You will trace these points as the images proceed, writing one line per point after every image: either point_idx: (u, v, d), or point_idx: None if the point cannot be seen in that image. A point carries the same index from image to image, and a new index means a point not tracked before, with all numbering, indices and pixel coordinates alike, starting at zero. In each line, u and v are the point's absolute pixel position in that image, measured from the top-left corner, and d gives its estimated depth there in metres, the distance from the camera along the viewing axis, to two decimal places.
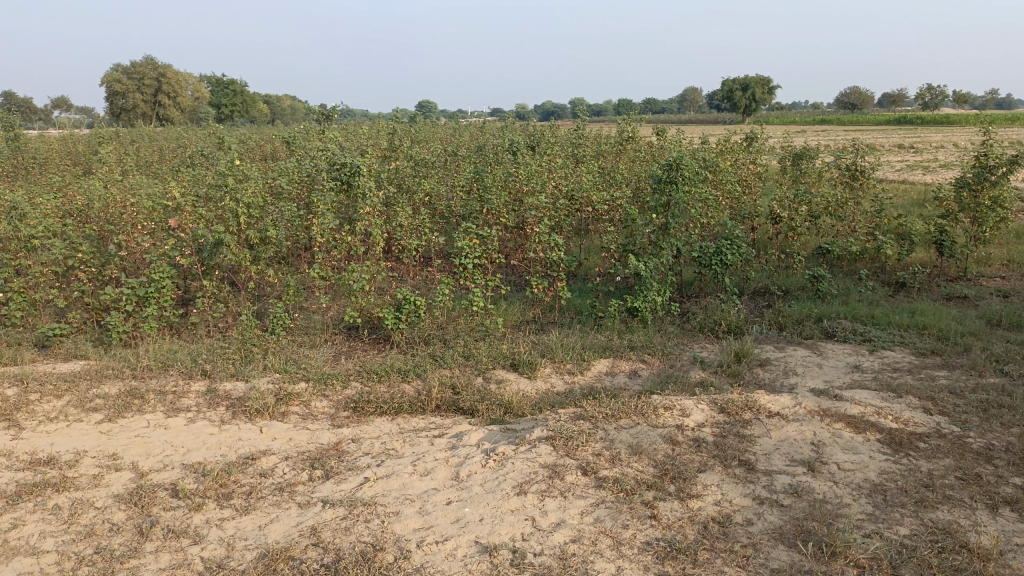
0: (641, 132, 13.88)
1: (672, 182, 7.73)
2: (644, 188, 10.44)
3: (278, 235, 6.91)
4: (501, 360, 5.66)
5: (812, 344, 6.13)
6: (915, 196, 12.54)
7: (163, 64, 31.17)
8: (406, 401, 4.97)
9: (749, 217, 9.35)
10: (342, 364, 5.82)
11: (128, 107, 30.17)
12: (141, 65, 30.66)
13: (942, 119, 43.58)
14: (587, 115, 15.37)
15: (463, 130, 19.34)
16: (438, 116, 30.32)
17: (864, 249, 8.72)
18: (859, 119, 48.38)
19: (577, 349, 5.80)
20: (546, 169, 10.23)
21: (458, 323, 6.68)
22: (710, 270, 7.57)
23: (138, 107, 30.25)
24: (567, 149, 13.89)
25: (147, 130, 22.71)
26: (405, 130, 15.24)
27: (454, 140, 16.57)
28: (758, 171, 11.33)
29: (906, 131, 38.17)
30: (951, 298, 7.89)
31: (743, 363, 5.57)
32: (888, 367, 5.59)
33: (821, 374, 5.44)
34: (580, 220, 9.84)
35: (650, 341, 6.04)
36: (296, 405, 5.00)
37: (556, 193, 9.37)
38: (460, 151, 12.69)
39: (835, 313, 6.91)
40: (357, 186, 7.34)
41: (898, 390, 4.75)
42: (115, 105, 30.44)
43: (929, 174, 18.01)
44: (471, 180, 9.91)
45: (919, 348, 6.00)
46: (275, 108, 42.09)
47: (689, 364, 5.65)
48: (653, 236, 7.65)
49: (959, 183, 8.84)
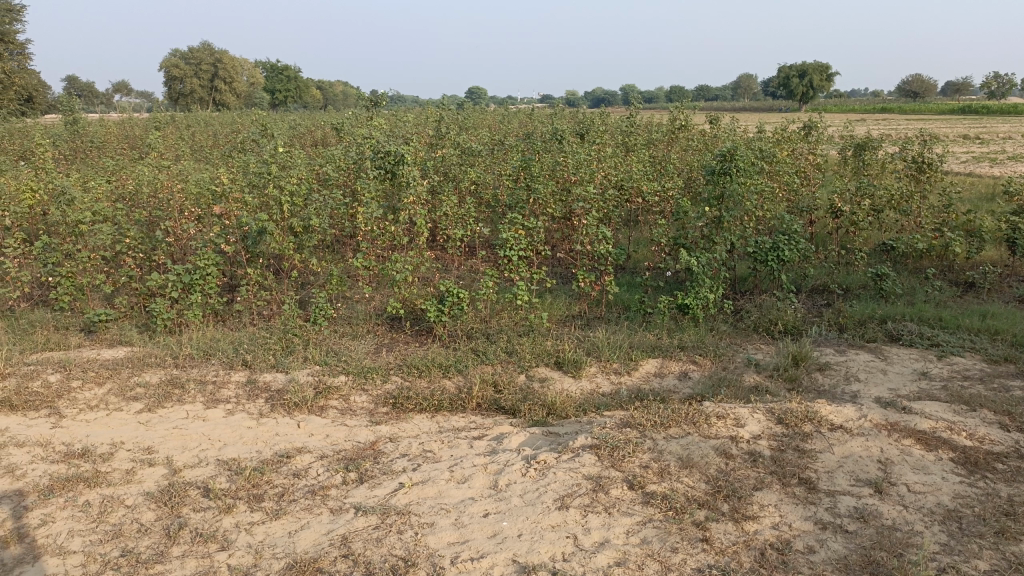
0: (694, 120, 13.49)
1: (727, 174, 7.40)
2: (696, 179, 10.11)
3: (321, 223, 6.81)
4: (545, 357, 5.48)
5: (874, 348, 5.79)
6: (985, 189, 11.89)
7: (219, 50, 31.59)
8: (446, 398, 4.82)
9: (807, 211, 8.96)
10: (382, 357, 5.71)
11: (186, 91, 30.73)
12: (198, 50, 31.15)
13: (1012, 108, 41.70)
14: (638, 102, 14.99)
15: (512, 117, 19.14)
16: (488, 102, 30.11)
17: (931, 247, 8.26)
18: (922, 108, 46.61)
19: (625, 347, 5.58)
20: (596, 158, 9.96)
21: (502, 317, 6.51)
22: (766, 266, 7.24)
23: (195, 92, 30.80)
24: (618, 137, 13.57)
25: (203, 115, 23.06)
26: (453, 117, 15.10)
27: (502, 128, 16.38)
28: (817, 162, 10.88)
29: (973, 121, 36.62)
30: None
31: (800, 367, 5.28)
32: (958, 376, 5.24)
33: (885, 382, 5.13)
34: (630, 211, 9.56)
35: (701, 341, 5.79)
36: (335, 399, 4.90)
37: (605, 183, 9.11)
38: (508, 139, 12.49)
39: (900, 315, 6.54)
40: (400, 175, 7.17)
41: (971, 402, 4.42)
42: (173, 90, 31.03)
43: (998, 166, 17.16)
44: (518, 169, 9.71)
45: (992, 354, 5.62)
46: (327, 94, 42.46)
47: (742, 367, 5.38)
48: (705, 230, 7.35)
49: None
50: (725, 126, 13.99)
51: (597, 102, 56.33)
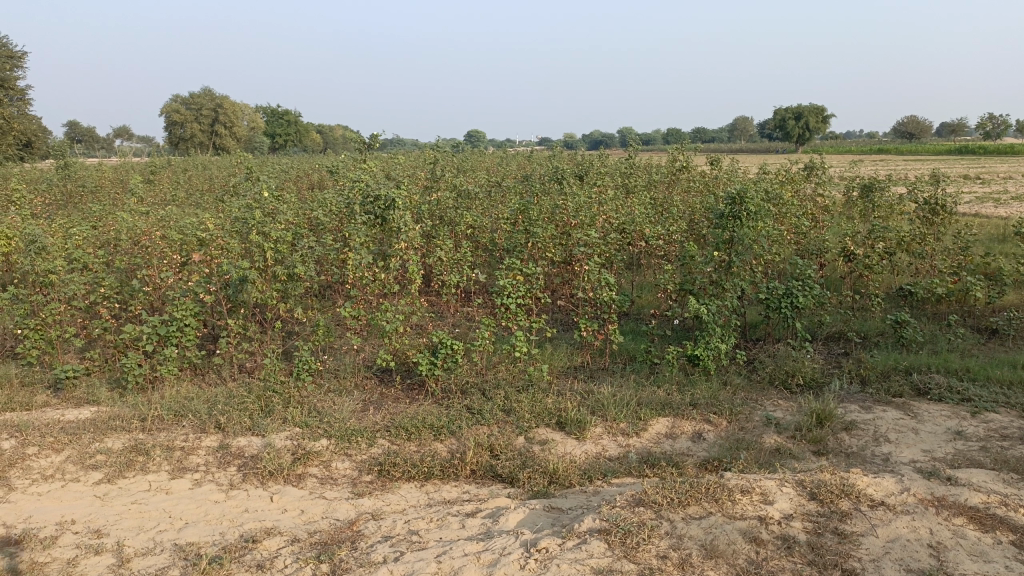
0: (695, 161, 13.25)
1: (736, 218, 7.04)
2: (700, 222, 9.77)
3: (307, 271, 6.40)
4: (546, 416, 5.04)
5: (902, 404, 5.36)
6: (996, 231, 11.53)
7: (220, 95, 31.66)
8: (437, 465, 4.37)
9: (818, 254, 8.58)
10: (370, 417, 5.27)
11: (186, 136, 30.68)
12: (199, 96, 31.22)
13: (1007, 149, 41.72)
14: (637, 144, 14.74)
15: (510, 160, 18.94)
16: (487, 146, 30.04)
17: (949, 291, 7.86)
18: (918, 148, 46.74)
19: (632, 405, 5.14)
20: (597, 200, 9.62)
21: (500, 369, 6.08)
22: (779, 314, 6.84)
23: (196, 137, 30.76)
24: (618, 178, 13.29)
25: (202, 158, 22.92)
26: (450, 160, 14.85)
27: (500, 170, 16.15)
28: (824, 203, 10.56)
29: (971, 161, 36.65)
30: None
31: (825, 427, 4.84)
32: (997, 435, 4.79)
33: (917, 444, 4.68)
34: (633, 254, 9.19)
35: (714, 396, 5.36)
36: (315, 466, 4.47)
37: (606, 227, 8.75)
38: (506, 181, 12.21)
39: (925, 365, 6.11)
40: (391, 221, 6.77)
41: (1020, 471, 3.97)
42: (175, 134, 30.99)
43: (1001, 206, 16.88)
44: (517, 212, 9.38)
45: None
46: (328, 138, 42.67)
47: (761, 427, 4.94)
48: (713, 275, 6.96)
49: None
50: (726, 167, 13.73)
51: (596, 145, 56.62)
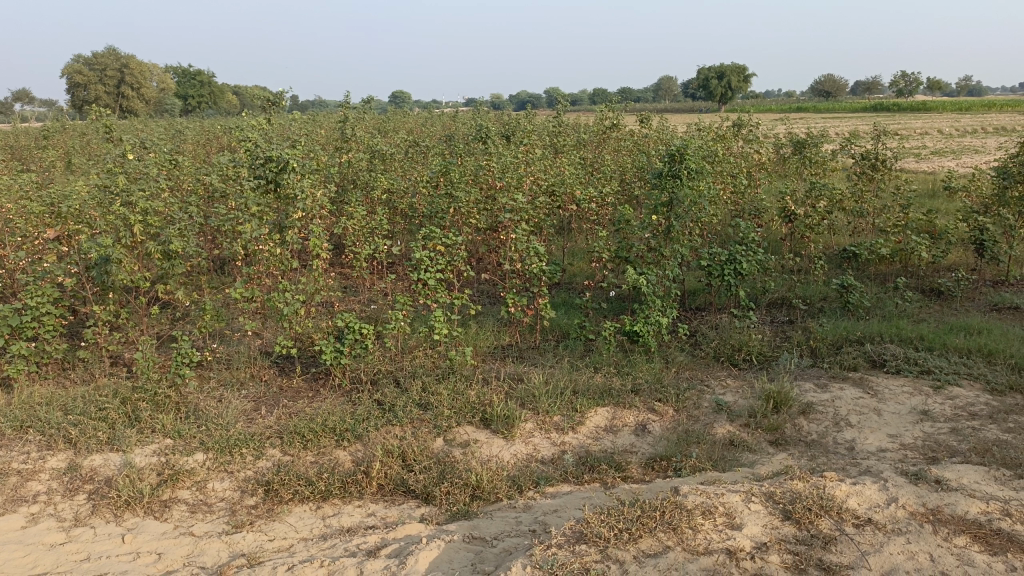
0: (625, 119, 12.66)
1: (676, 177, 6.41)
2: (633, 182, 9.17)
3: (188, 246, 5.45)
4: (468, 411, 4.35)
5: (858, 380, 4.89)
6: (927, 186, 11.36)
7: (126, 55, 29.38)
8: (337, 482, 3.65)
9: (757, 215, 8.12)
10: (261, 418, 4.49)
11: (89, 99, 28.39)
12: (102, 55, 28.86)
13: (919, 106, 42.91)
14: (565, 101, 14.05)
15: (435, 119, 18.03)
16: (411, 104, 28.83)
17: (893, 251, 7.51)
18: (838, 106, 47.56)
19: (567, 394, 4.51)
20: (523, 159, 8.90)
21: (417, 354, 5.35)
22: (722, 281, 6.31)
23: (100, 99, 28.47)
24: (546, 137, 12.60)
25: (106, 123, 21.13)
26: (369, 121, 13.88)
27: (421, 131, 15.22)
28: (759, 160, 10.13)
29: (889, 118, 37.48)
30: (1000, 308, 6.69)
31: (781, 413, 4.32)
32: (964, 411, 4.36)
33: (883, 429, 4.19)
34: (563, 218, 8.54)
35: (658, 380, 4.77)
36: (186, 490, 3.71)
37: (534, 189, 8.06)
38: (427, 141, 11.36)
39: (877, 334, 5.67)
40: (286, 188, 5.74)
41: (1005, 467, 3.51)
42: (77, 97, 28.63)
43: (922, 162, 16.99)
44: (437, 174, 8.59)
45: (993, 381, 4.76)
46: (244, 99, 40.46)
47: (711, 414, 4.38)
48: (651, 241, 6.36)
49: (1000, 172, 7.65)
50: (656, 126, 13.19)
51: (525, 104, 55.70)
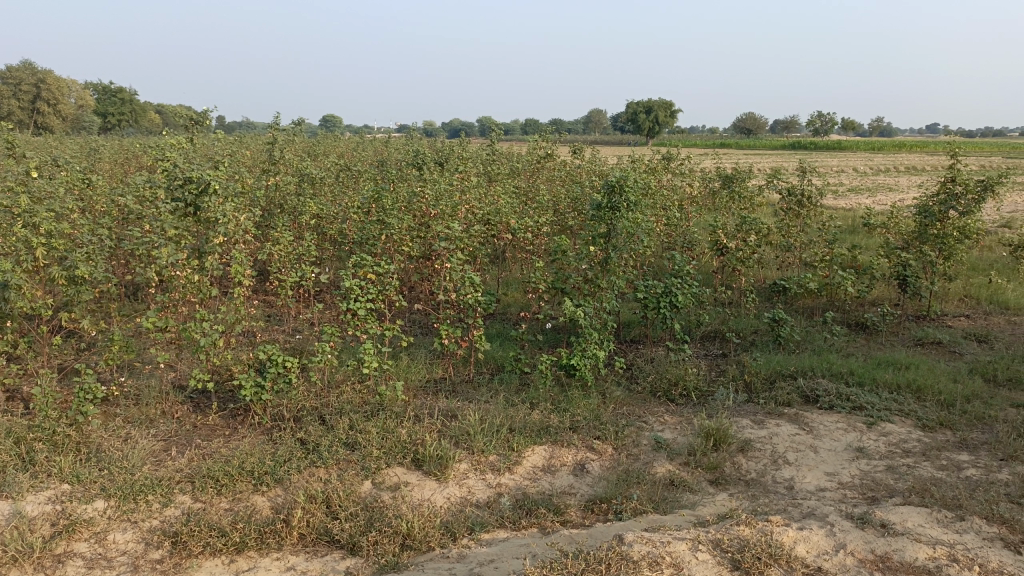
0: (559, 149, 12.71)
1: (613, 209, 6.37)
2: (567, 213, 9.14)
3: (96, 271, 5.05)
4: (398, 450, 4.11)
5: (793, 416, 4.87)
6: (847, 222, 11.76)
7: (42, 69, 28.06)
8: (254, 533, 3.35)
9: (689, 247, 8.17)
10: (172, 460, 4.14)
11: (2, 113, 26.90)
12: (16, 69, 27.52)
13: (834, 145, 44.97)
14: (499, 130, 14.03)
15: (367, 145, 17.77)
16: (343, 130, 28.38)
17: (821, 286, 7.66)
18: (759, 143, 49.41)
19: (503, 432, 4.33)
20: (457, 187, 8.76)
21: (344, 389, 5.08)
22: (657, 314, 6.27)
23: (14, 114, 27.03)
24: (480, 166, 12.52)
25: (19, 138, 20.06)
26: (298, 145, 13.52)
27: (351, 156, 14.93)
28: (690, 194, 10.27)
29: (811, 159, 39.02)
30: (923, 343, 6.88)
31: (720, 451, 4.24)
32: (897, 449, 4.37)
33: (821, 466, 4.16)
34: (497, 247, 8.41)
35: (596, 417, 4.64)
36: (83, 544, 3.34)
37: (468, 218, 7.92)
38: (358, 166, 11.10)
39: (809, 369, 5.70)
40: (206, 211, 5.41)
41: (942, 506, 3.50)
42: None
43: (840, 198, 17.67)
44: (368, 200, 8.36)
45: (923, 417, 4.82)
46: (168, 118, 39.20)
47: (650, 453, 4.26)
48: (587, 273, 6.28)
49: (922, 211, 7.97)
50: (588, 158, 13.27)
51: (458, 131, 55.78)
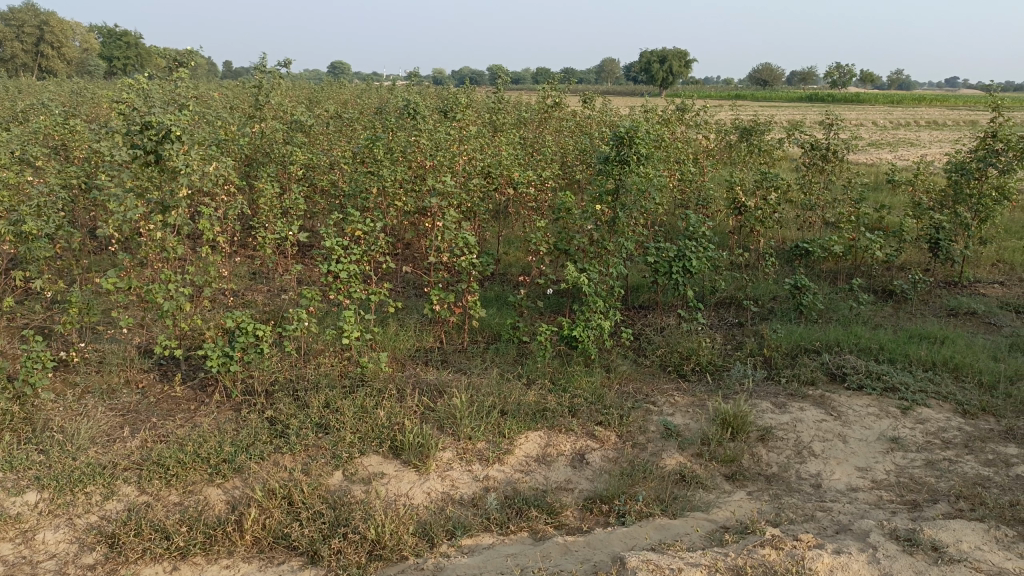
0: (568, 98, 12.03)
1: (623, 162, 5.79)
2: (575, 166, 8.56)
3: (47, 226, 4.55)
4: (375, 435, 3.66)
5: (818, 398, 4.39)
6: (872, 177, 11.10)
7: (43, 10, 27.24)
8: (201, 536, 2.93)
9: (705, 205, 7.60)
10: (123, 442, 3.70)
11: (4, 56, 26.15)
12: (18, 11, 26.74)
13: (853, 97, 43.66)
14: (507, 77, 13.30)
15: (371, 91, 17.04)
16: (357, 80, 27.71)
17: (846, 249, 7.10)
18: (775, 95, 48.05)
19: (495, 415, 3.86)
20: (457, 137, 8.15)
21: (322, 360, 4.62)
22: (669, 280, 5.75)
23: (16, 57, 26.28)
24: (486, 114, 11.87)
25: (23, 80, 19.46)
26: (296, 93, 12.88)
27: (351, 103, 14.26)
28: (706, 147, 9.63)
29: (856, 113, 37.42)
30: (956, 313, 6.35)
31: (738, 440, 3.77)
32: (936, 439, 3.90)
33: (850, 461, 3.69)
34: (499, 203, 7.87)
35: (599, 398, 4.16)
36: (7, 546, 2.93)
37: (466, 170, 7.35)
38: (354, 114, 10.48)
39: (835, 343, 5.19)
40: (168, 159, 4.87)
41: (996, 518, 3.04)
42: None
43: (863, 152, 16.91)
44: (362, 150, 7.79)
45: (963, 400, 4.33)
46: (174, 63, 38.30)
47: (658, 441, 3.79)
48: (593, 233, 5.74)
49: (957, 168, 7.27)
50: (599, 107, 12.57)
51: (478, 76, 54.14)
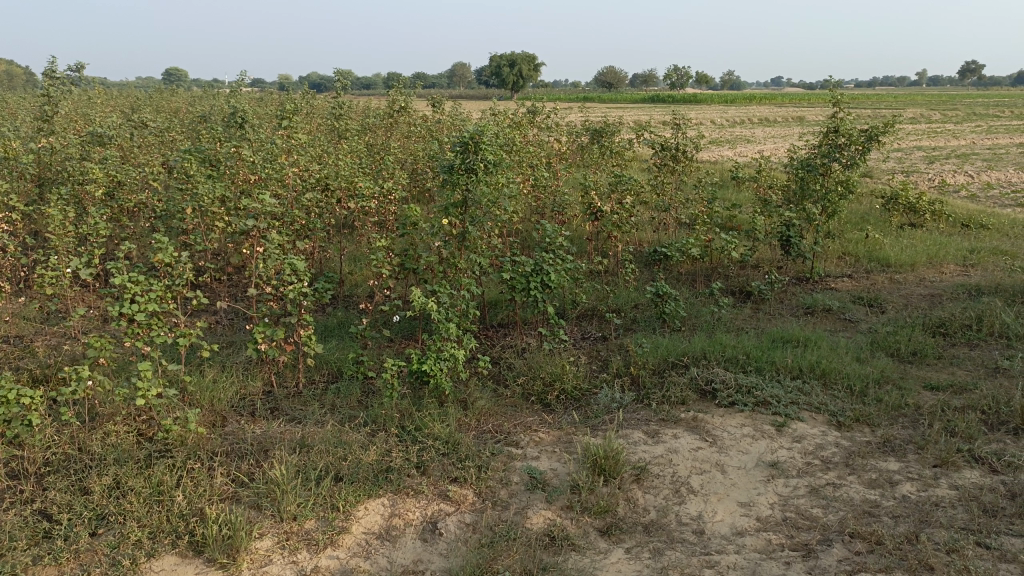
0: (414, 101, 11.44)
1: (470, 172, 5.28)
2: (425, 173, 7.98)
3: None
4: (172, 527, 2.92)
5: (692, 421, 4.04)
6: (720, 176, 11.26)
7: None
8: None
9: (561, 211, 7.23)
10: None
11: None
12: None
13: (692, 97, 45.83)
14: (348, 81, 12.50)
15: (202, 98, 15.69)
16: (188, 85, 25.89)
17: (703, 251, 6.95)
18: (621, 97, 49.59)
19: (329, 482, 3.21)
20: (289, 147, 7.35)
21: (115, 426, 3.77)
22: (526, 297, 5.28)
23: None
24: (327, 122, 11.06)
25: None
26: (109, 104, 11.49)
27: (177, 112, 12.96)
28: (558, 150, 9.33)
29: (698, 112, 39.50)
30: (812, 311, 6.30)
31: (611, 485, 3.32)
32: (816, 460, 3.63)
33: (731, 495, 3.33)
34: (340, 218, 7.15)
35: (453, 447, 3.60)
36: None
37: (300, 184, 6.59)
38: (175, 123, 9.38)
39: (702, 354, 4.90)
40: None
41: (894, 559, 2.76)
42: None
43: (708, 151, 17.45)
44: (177, 164, 6.83)
45: (836, 411, 4.12)
46: None
47: (523, 495, 3.28)
48: (442, 251, 5.18)
49: (803, 165, 7.42)
50: (448, 111, 12.05)
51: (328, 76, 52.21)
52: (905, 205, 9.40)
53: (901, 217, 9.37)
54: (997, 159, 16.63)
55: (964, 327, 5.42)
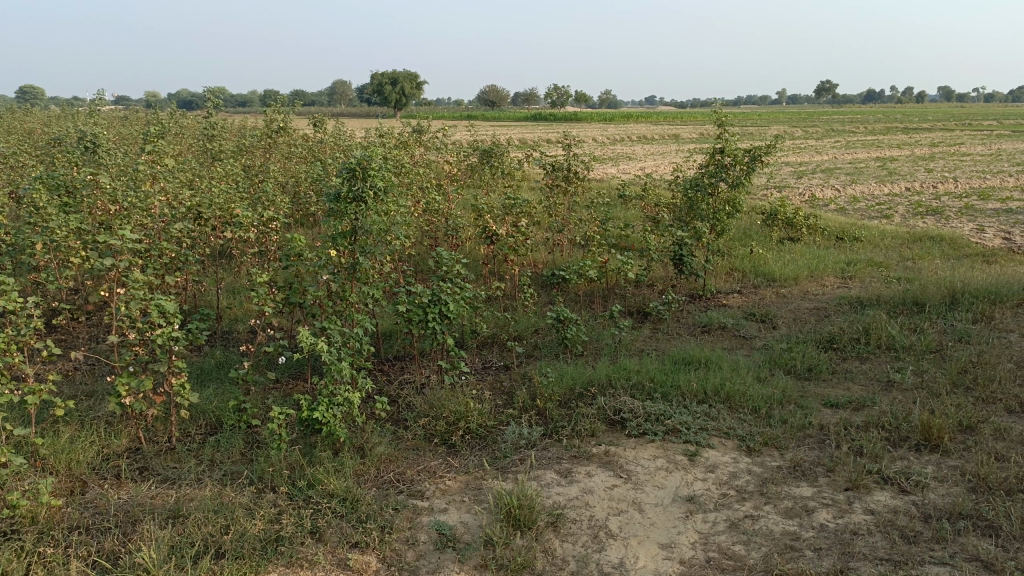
0: (294, 121, 10.92)
1: (358, 201, 4.89)
2: (308, 197, 7.55)
3: None
4: None
5: (604, 456, 3.87)
6: (608, 194, 11.36)
7: None
8: None
9: (454, 235, 6.98)
10: None
11: None
12: None
13: (573, 115, 46.82)
14: (221, 99, 11.80)
15: (56, 117, 14.43)
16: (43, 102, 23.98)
17: (600, 272, 6.88)
18: (505, 115, 50.04)
19: (210, 561, 2.80)
20: (156, 172, 6.74)
21: None
22: (423, 329, 4.98)
23: None
24: (199, 143, 10.36)
25: None
26: None
27: (28, 134, 11.82)
28: (447, 171, 9.09)
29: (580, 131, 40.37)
30: (708, 329, 6.34)
31: (527, 536, 3.08)
32: (732, 490, 3.53)
33: (652, 537, 3.17)
34: (216, 247, 6.61)
35: (353, 504, 3.26)
36: None
37: (168, 213, 6.02)
38: (24, 147, 8.49)
39: (608, 381, 4.77)
40: None
41: None
42: None
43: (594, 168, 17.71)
44: (25, 193, 6.10)
45: (745, 436, 4.06)
46: None
47: (432, 556, 2.99)
48: (331, 284, 4.81)
49: (692, 184, 7.52)
50: (331, 131, 11.57)
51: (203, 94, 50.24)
52: (783, 220, 9.75)
53: (780, 231, 9.71)
54: (857, 173, 17.74)
55: (853, 340, 5.56)
